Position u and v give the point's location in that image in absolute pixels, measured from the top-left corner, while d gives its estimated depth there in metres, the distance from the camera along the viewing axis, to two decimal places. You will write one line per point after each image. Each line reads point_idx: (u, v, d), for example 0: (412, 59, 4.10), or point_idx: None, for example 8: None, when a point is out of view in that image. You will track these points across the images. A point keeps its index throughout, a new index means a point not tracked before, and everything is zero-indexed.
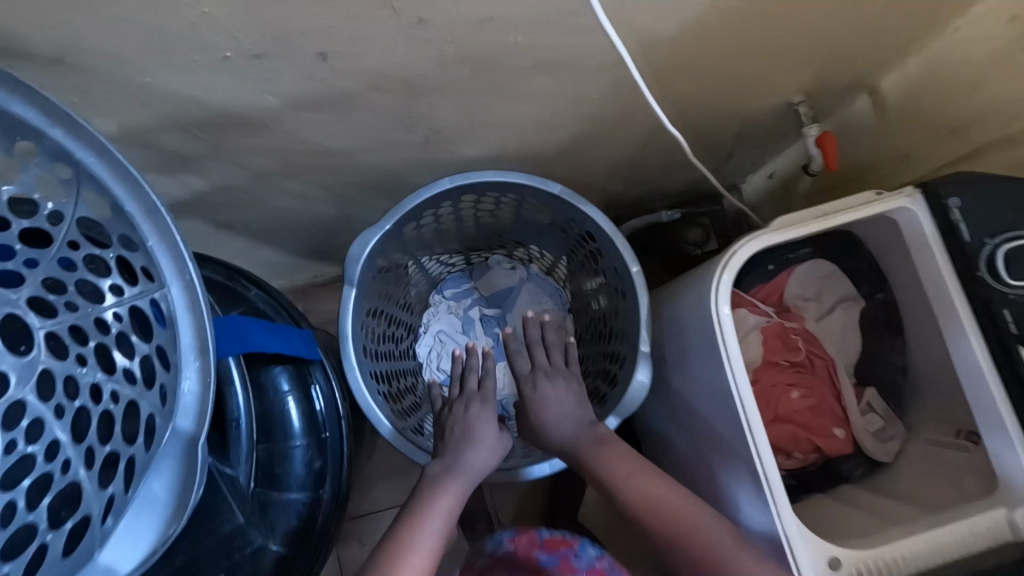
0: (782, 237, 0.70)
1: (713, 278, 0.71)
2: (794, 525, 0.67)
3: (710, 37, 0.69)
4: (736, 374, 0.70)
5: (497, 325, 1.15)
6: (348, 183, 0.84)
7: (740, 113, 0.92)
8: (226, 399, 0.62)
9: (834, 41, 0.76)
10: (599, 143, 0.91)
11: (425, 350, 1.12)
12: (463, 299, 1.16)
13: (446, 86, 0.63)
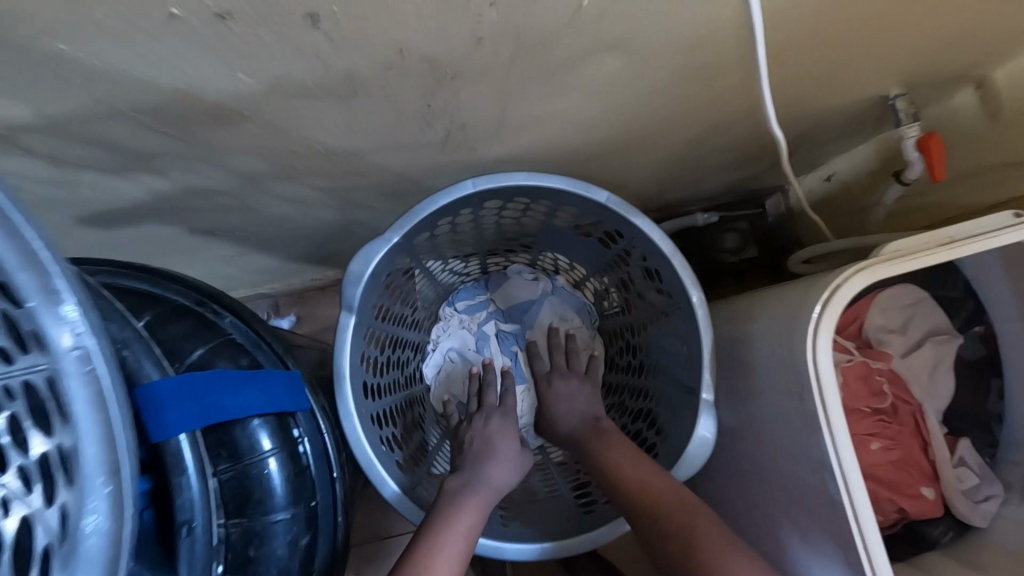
0: (901, 268, 0.55)
1: (811, 319, 0.56)
2: None
3: (818, 12, 0.53)
4: (838, 442, 0.55)
5: (515, 343, 0.98)
6: (350, 185, 0.69)
7: (823, 109, 0.76)
8: (174, 486, 0.49)
9: (962, 22, 0.61)
10: (650, 141, 0.76)
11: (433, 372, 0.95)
12: (477, 312, 0.99)
13: (480, 68, 0.48)
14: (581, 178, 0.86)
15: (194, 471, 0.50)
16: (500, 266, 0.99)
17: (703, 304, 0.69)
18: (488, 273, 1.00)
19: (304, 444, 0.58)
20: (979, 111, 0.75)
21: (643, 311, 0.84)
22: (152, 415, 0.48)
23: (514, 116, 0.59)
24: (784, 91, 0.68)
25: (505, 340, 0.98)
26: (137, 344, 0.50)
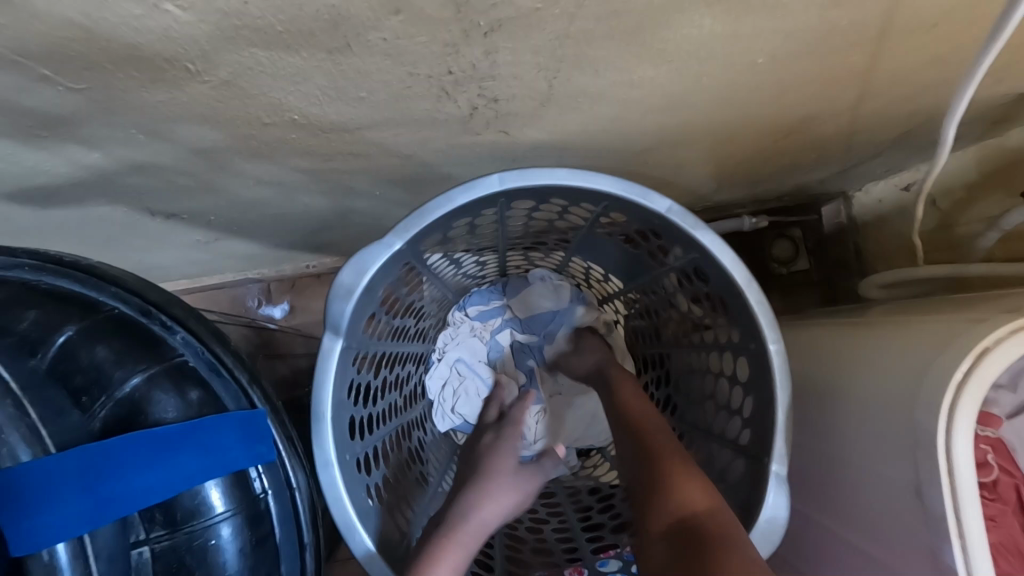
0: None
1: (947, 391, 0.42)
2: None
3: None
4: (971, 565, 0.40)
5: (533, 357, 0.85)
6: (348, 169, 0.55)
7: (936, 107, 0.61)
8: None
9: None
10: (721, 135, 0.62)
11: (435, 387, 0.81)
12: (491, 319, 0.84)
13: (530, 17, 0.34)
14: (628, 173, 0.71)
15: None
16: (520, 268, 0.83)
17: (781, 353, 0.53)
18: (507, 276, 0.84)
19: (270, 501, 0.45)
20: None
21: (693, 345, 0.69)
22: (24, 515, 0.36)
23: (560, 93, 0.45)
24: (905, 80, 0.53)
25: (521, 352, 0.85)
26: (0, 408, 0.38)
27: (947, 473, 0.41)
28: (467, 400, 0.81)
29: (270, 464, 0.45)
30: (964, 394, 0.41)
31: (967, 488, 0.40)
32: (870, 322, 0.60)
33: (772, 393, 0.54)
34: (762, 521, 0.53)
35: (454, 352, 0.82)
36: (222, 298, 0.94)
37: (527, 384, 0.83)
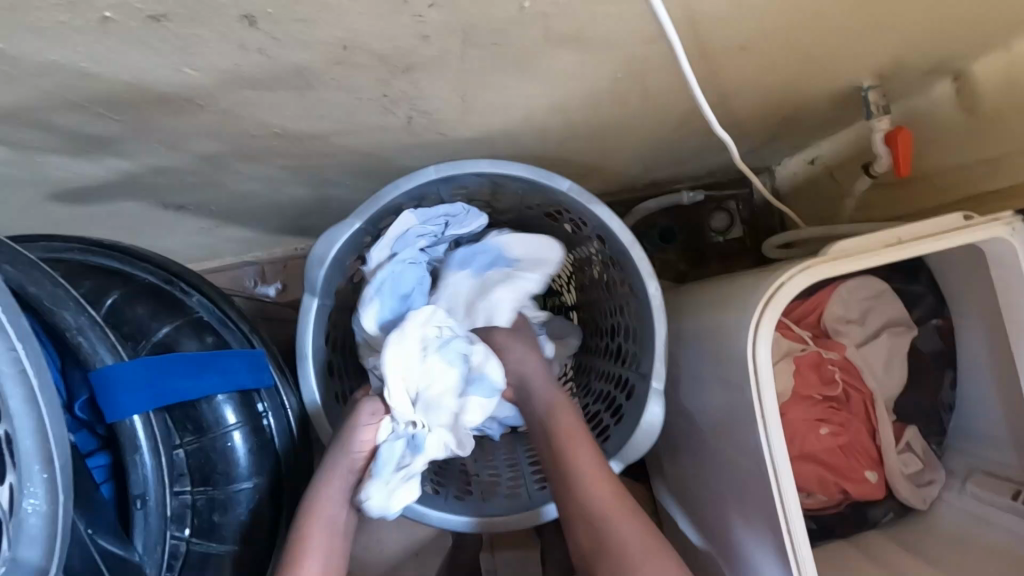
0: (846, 266, 0.57)
1: (753, 312, 0.59)
2: (793, 491, 0.59)
3: (775, 10, 0.53)
4: (771, 434, 0.59)
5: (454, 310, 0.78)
6: (321, 165, 0.70)
7: (796, 99, 0.76)
8: (128, 461, 0.51)
9: (930, 17, 0.60)
10: (624, 129, 0.76)
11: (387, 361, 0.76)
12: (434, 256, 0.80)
13: (438, 63, 0.48)
14: (560, 159, 0.86)
15: (149, 450, 0.52)
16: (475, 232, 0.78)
17: (660, 294, 0.70)
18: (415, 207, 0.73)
19: (269, 417, 0.62)
20: (956, 104, 0.74)
21: (609, 295, 0.83)
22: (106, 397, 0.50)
23: (475, 105, 0.59)
24: (755, 82, 0.68)
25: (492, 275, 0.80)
26: (93, 330, 0.51)
27: (754, 366, 0.59)
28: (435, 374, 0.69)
29: (269, 391, 0.62)
30: (766, 315, 0.58)
31: (766, 376, 0.59)
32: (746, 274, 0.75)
33: (654, 326, 0.70)
34: (645, 427, 0.70)
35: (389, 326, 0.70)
36: (224, 278, 1.09)
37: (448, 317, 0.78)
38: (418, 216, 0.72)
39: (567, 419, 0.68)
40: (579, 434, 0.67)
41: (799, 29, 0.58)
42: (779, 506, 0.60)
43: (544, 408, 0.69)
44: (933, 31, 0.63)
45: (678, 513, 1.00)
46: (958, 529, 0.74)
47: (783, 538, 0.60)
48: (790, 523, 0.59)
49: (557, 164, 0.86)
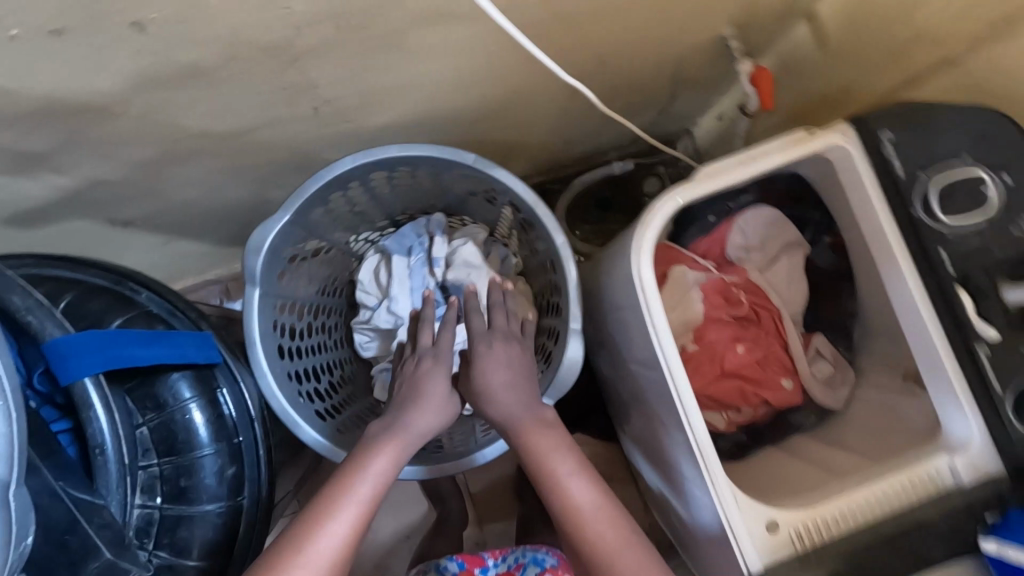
0: (709, 187, 0.66)
1: (634, 239, 0.67)
2: (687, 390, 0.65)
3: None
4: (662, 343, 0.65)
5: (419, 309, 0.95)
6: (248, 166, 0.77)
7: (673, 55, 0.84)
8: (87, 423, 0.58)
9: None
10: (523, 101, 0.83)
11: (363, 337, 0.97)
12: (454, 251, 0.95)
13: (320, 49, 0.55)
14: (477, 139, 0.93)
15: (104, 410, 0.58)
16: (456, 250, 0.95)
17: (566, 244, 0.78)
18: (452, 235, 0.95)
19: (225, 395, 0.68)
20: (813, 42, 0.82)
21: (536, 256, 0.92)
22: (63, 361, 0.57)
23: (370, 90, 0.67)
24: (627, 41, 0.75)
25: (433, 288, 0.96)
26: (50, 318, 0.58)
27: (638, 281, 0.66)
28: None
29: (219, 366, 0.69)
30: (644, 239, 0.66)
31: (651, 293, 0.66)
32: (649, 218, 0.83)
33: (565, 269, 0.77)
34: (565, 356, 0.78)
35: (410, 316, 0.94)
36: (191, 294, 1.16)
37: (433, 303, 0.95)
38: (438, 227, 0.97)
39: (550, 434, 0.71)
40: (563, 447, 0.70)
41: None
42: (681, 413, 0.65)
43: (528, 423, 0.71)
44: None
45: (641, 460, 1.06)
46: (869, 422, 0.81)
47: (690, 442, 0.64)
48: (691, 422, 0.64)
49: (475, 143, 0.94)
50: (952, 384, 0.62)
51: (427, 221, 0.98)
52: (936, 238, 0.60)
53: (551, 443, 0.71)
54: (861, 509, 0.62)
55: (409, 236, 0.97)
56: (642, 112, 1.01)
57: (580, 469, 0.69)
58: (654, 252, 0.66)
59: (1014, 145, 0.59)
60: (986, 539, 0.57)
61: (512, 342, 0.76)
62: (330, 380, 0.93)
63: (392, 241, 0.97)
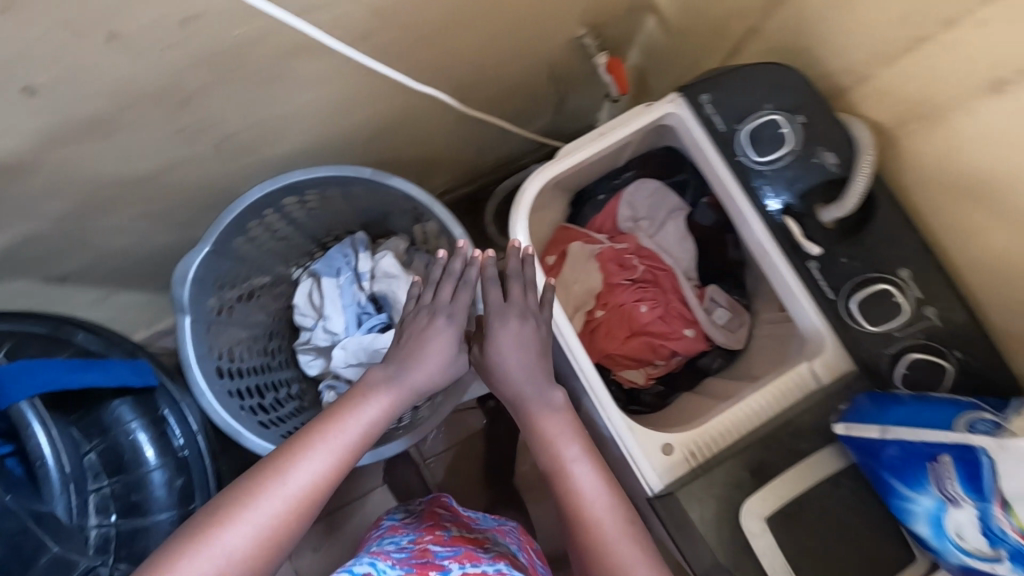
0: (565, 164, 0.77)
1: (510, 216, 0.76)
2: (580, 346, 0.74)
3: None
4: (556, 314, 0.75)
5: (355, 319, 1.03)
6: (169, 207, 0.84)
7: (544, 57, 0.95)
8: (28, 440, 0.62)
9: None
10: (416, 118, 0.92)
11: (307, 356, 1.05)
12: (376, 262, 1.03)
13: (203, 90, 0.64)
14: (387, 158, 1.02)
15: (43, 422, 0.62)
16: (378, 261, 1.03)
17: (463, 233, 0.89)
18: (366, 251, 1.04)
19: (168, 415, 0.75)
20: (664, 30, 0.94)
21: (446, 252, 1.01)
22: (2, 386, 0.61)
23: (263, 124, 0.75)
24: (494, 51, 0.85)
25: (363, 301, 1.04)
26: None
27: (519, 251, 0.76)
28: (357, 366, 0.99)
29: (158, 388, 0.76)
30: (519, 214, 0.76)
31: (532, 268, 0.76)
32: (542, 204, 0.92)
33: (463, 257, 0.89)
34: None
35: (345, 330, 1.02)
36: None
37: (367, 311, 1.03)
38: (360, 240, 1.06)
39: (562, 419, 0.68)
40: (571, 431, 0.68)
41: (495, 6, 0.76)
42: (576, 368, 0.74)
43: (540, 409, 0.69)
44: None
45: None
46: (763, 353, 0.90)
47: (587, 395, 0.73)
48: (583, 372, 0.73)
49: (385, 161, 1.02)
50: (802, 303, 0.71)
51: (351, 241, 1.06)
52: (760, 178, 0.70)
53: (564, 426, 0.68)
54: (734, 424, 0.71)
55: (336, 258, 1.05)
56: (535, 112, 1.12)
57: (586, 455, 0.66)
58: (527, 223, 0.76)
59: (801, 91, 0.68)
60: (839, 424, 0.65)
61: (529, 318, 0.71)
62: (275, 398, 1.00)
63: (322, 264, 1.05)
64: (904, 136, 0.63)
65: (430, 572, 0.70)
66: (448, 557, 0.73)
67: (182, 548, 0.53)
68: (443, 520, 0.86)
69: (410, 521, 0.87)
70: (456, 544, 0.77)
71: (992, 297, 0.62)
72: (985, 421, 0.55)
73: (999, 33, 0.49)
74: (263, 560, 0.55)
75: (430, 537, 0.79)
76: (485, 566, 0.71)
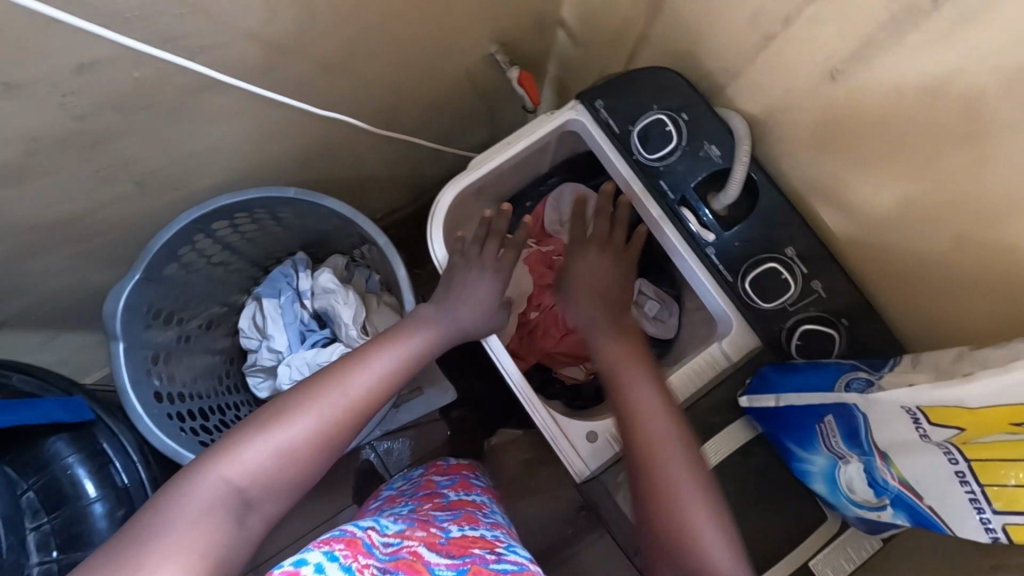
0: (475, 176, 0.82)
1: (427, 230, 0.81)
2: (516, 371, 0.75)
3: (363, 27, 0.74)
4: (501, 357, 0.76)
5: (300, 338, 1.04)
6: (100, 245, 0.86)
7: (462, 76, 0.99)
8: None
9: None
10: (343, 142, 0.96)
11: (256, 379, 1.07)
12: (315, 281, 1.05)
13: (113, 130, 0.67)
14: (321, 182, 1.05)
15: None
16: (316, 276, 1.05)
17: (390, 245, 0.92)
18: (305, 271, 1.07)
19: (107, 447, 0.76)
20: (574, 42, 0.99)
21: (381, 264, 1.04)
22: None
23: (183, 158, 0.78)
24: (409, 74, 0.89)
25: (307, 319, 1.05)
26: None
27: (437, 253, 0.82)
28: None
29: (95, 422, 0.76)
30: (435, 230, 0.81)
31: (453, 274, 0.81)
32: (470, 213, 0.95)
33: (391, 268, 0.92)
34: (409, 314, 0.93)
35: (289, 348, 1.03)
36: None
37: (313, 329, 1.05)
38: (298, 258, 1.08)
39: (624, 349, 0.75)
40: (639, 363, 0.73)
41: (401, 34, 0.80)
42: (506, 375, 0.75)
43: (612, 338, 0.76)
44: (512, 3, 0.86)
45: None
46: (691, 339, 0.94)
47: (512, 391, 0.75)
48: (512, 376, 0.75)
49: (319, 185, 1.05)
50: (707, 285, 0.75)
51: (292, 262, 1.08)
52: (655, 172, 0.75)
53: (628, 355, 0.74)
54: None
55: (279, 280, 1.07)
56: (466, 127, 1.16)
57: (652, 380, 0.71)
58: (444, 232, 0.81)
59: (684, 90, 0.73)
60: (743, 397, 0.69)
61: (610, 253, 0.84)
62: (221, 418, 1.00)
63: (265, 286, 1.07)
64: (774, 124, 0.68)
65: (431, 528, 0.72)
66: (448, 519, 0.76)
67: (242, 437, 0.58)
68: (441, 489, 0.88)
69: (409, 493, 0.89)
70: (456, 510, 0.80)
71: (868, 265, 0.67)
72: (860, 379, 0.59)
73: (822, 29, 0.54)
74: (312, 456, 0.60)
75: (429, 504, 0.82)
76: (483, 530, 0.74)
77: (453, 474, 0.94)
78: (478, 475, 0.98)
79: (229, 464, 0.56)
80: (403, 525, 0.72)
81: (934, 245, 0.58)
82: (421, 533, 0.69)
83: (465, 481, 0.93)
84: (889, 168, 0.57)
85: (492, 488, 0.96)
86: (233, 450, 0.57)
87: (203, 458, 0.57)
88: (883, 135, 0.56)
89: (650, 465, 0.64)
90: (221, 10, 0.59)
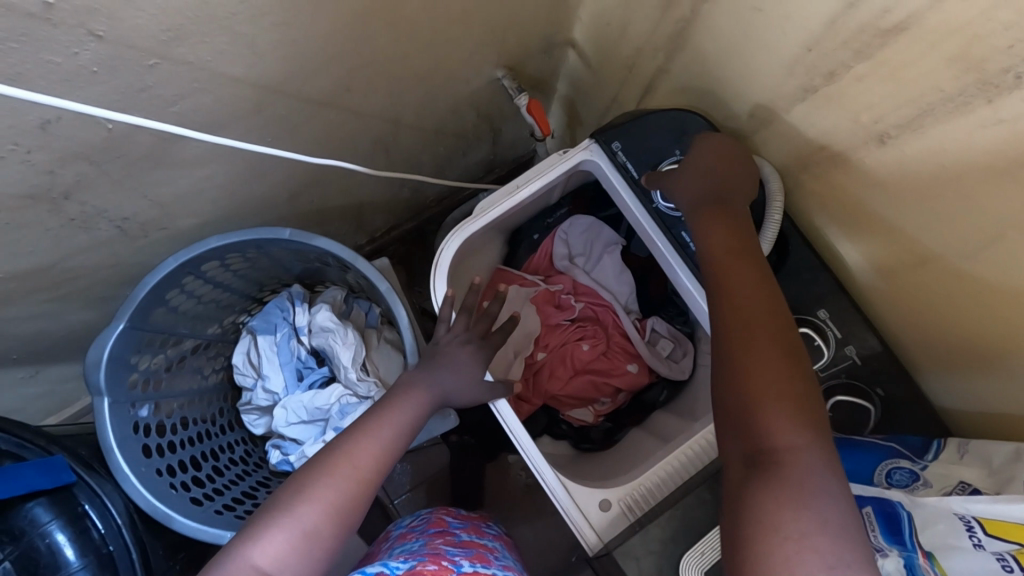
0: (481, 222, 0.77)
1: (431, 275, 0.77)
2: (527, 439, 0.72)
3: (359, 63, 0.68)
4: (516, 433, 0.72)
5: (296, 378, 1.00)
6: (81, 288, 0.80)
7: (466, 100, 0.92)
8: None
9: (501, 21, 0.76)
10: (337, 171, 0.90)
11: (252, 417, 1.02)
12: (313, 318, 1.00)
13: (81, 182, 0.61)
14: (317, 210, 0.99)
15: None
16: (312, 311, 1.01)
17: (390, 290, 0.88)
18: (302, 303, 1.02)
19: (89, 510, 0.72)
20: (585, 65, 0.92)
21: (379, 300, 0.98)
22: None
23: (163, 201, 0.72)
24: (408, 102, 0.83)
25: (307, 357, 1.01)
26: None
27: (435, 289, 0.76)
28: (301, 424, 0.97)
29: (78, 485, 0.73)
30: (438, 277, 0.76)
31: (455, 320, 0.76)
32: (475, 248, 0.90)
33: (393, 314, 0.87)
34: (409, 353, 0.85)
35: (285, 389, 0.99)
36: None
37: (312, 369, 1.01)
38: (297, 289, 1.04)
39: (726, 237, 0.59)
40: (744, 260, 0.57)
41: (401, 66, 0.73)
42: (512, 437, 0.72)
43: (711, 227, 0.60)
44: (521, 28, 0.80)
45: None
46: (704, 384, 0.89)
47: (522, 457, 0.72)
48: (522, 443, 0.72)
49: (314, 214, 0.99)
50: None
51: (288, 294, 1.03)
52: (678, 222, 0.70)
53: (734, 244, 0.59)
54: (666, 476, 0.71)
55: (274, 313, 1.02)
56: (469, 147, 1.09)
57: (757, 282, 0.55)
58: (448, 276, 0.76)
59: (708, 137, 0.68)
60: None
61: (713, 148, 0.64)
62: (215, 465, 0.95)
63: (259, 320, 1.02)
64: (808, 175, 0.62)
65: (444, 561, 0.67)
66: (459, 554, 0.71)
67: (265, 520, 0.52)
68: (453, 528, 0.80)
69: (419, 529, 0.80)
70: (468, 548, 0.74)
71: (906, 328, 0.62)
72: (902, 469, 0.55)
73: (871, 91, 0.48)
74: (333, 537, 0.54)
75: (440, 538, 0.75)
76: (495, 571, 0.70)
77: (464, 514, 0.87)
78: (487, 519, 0.91)
79: (260, 551, 0.50)
80: (415, 559, 0.67)
81: (985, 322, 0.52)
82: (432, 565, 0.65)
83: (475, 522, 0.86)
84: (936, 241, 0.52)
85: (501, 530, 0.89)
86: (256, 534, 0.51)
87: (231, 544, 0.52)
88: (935, 202, 0.50)
89: (733, 355, 0.51)
90: (195, 58, 0.53)
